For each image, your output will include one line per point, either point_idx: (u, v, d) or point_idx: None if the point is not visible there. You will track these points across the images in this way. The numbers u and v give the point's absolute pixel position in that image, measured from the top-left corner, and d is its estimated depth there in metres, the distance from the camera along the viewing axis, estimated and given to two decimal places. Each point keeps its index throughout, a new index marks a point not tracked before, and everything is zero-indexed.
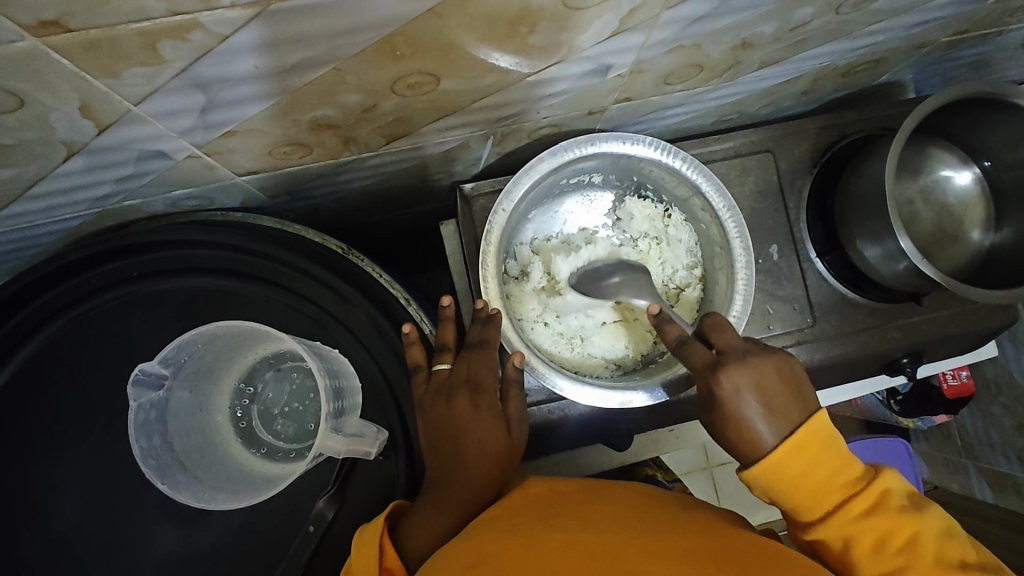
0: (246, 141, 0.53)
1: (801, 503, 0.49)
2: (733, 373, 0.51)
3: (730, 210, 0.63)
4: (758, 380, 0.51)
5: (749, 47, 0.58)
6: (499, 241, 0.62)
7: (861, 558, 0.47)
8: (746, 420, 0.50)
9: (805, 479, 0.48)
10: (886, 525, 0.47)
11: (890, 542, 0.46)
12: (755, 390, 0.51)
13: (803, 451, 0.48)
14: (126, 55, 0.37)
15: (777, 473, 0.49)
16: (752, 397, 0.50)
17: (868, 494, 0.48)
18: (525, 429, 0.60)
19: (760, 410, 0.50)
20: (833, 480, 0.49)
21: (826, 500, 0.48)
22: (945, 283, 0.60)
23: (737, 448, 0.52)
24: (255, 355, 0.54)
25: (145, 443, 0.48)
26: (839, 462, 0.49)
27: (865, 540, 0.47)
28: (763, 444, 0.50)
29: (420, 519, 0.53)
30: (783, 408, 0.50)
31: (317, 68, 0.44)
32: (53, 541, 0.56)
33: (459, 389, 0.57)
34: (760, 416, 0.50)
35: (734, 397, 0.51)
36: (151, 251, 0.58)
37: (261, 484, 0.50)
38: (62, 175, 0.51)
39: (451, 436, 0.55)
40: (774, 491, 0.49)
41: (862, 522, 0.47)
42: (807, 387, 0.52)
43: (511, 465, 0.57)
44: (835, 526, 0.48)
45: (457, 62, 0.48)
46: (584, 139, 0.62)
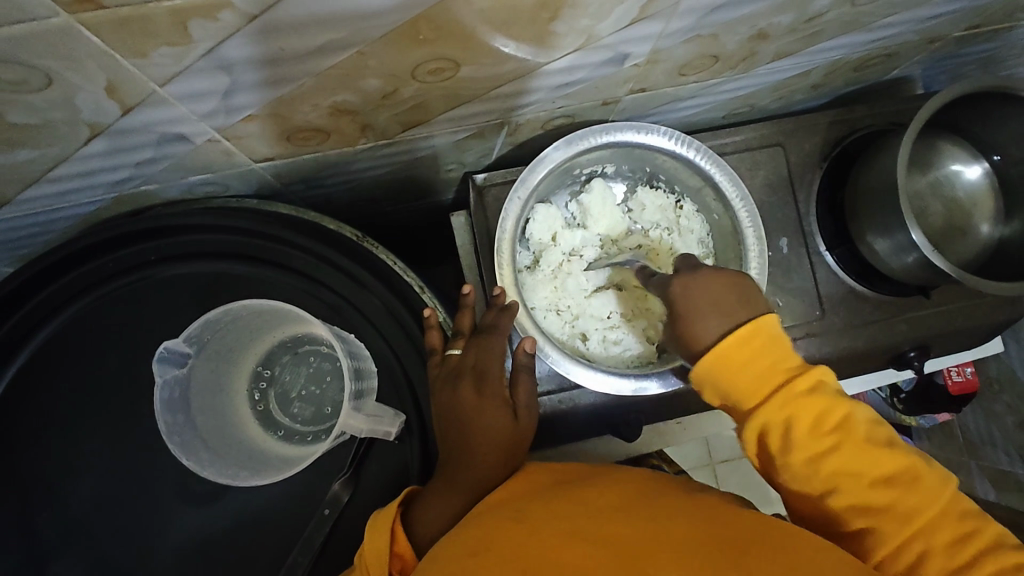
0: (266, 126, 0.53)
1: (740, 385, 0.50)
2: (682, 278, 0.54)
3: (742, 200, 0.64)
4: (711, 286, 0.53)
5: (765, 38, 0.59)
6: (513, 229, 0.63)
7: (800, 432, 0.48)
8: (693, 319, 0.52)
9: (749, 365, 0.50)
10: (816, 403, 0.48)
11: (827, 416, 0.48)
12: (706, 294, 0.53)
13: (747, 344, 0.50)
14: (156, 34, 0.37)
15: (721, 360, 0.50)
16: (703, 299, 0.52)
17: (807, 377, 0.49)
18: (534, 415, 0.60)
19: (705, 310, 0.52)
20: (773, 363, 0.50)
21: (770, 383, 0.49)
22: (956, 274, 0.61)
23: (687, 350, 0.54)
24: (274, 337, 0.55)
25: (169, 419, 0.48)
26: (780, 352, 0.50)
27: (807, 417, 0.48)
28: (710, 342, 0.52)
29: (431, 504, 0.53)
30: (729, 305, 0.52)
31: (340, 51, 0.44)
32: (67, 523, 0.56)
33: (467, 374, 0.56)
34: (707, 314, 0.52)
35: (684, 300, 0.53)
36: (169, 236, 0.59)
37: (283, 463, 0.51)
38: (81, 158, 0.52)
39: (462, 422, 0.55)
40: (716, 379, 0.51)
41: (801, 402, 0.48)
42: (758, 293, 0.53)
43: (519, 451, 0.57)
44: (778, 405, 0.49)
45: (477, 48, 0.48)
46: (599, 128, 0.63)
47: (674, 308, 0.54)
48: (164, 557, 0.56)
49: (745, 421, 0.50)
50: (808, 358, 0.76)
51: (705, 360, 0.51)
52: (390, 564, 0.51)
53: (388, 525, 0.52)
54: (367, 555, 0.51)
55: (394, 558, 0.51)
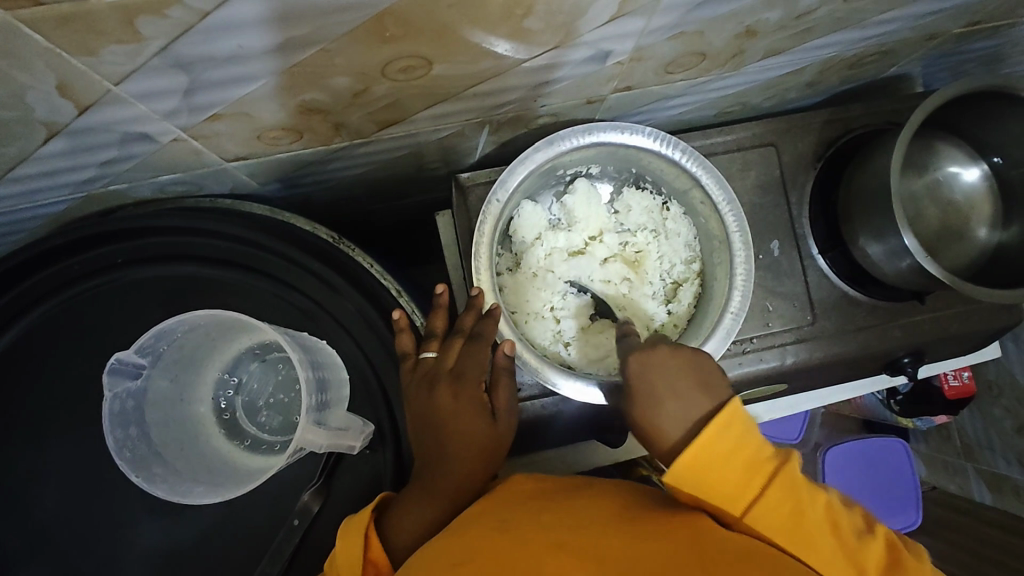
0: (234, 125, 0.52)
1: (716, 489, 0.47)
2: (637, 356, 0.53)
3: (729, 203, 0.62)
4: (673, 367, 0.52)
5: (753, 35, 0.56)
6: (492, 231, 0.61)
7: (805, 535, 0.45)
8: (652, 404, 0.51)
9: (718, 468, 0.47)
10: (797, 500, 0.46)
11: (830, 518, 0.46)
12: (662, 376, 0.51)
13: (711, 440, 0.48)
14: (103, 32, 0.36)
15: (689, 465, 0.47)
16: (666, 382, 0.51)
17: (787, 468, 0.48)
18: (514, 416, 0.58)
19: (669, 396, 0.50)
20: (754, 459, 0.47)
21: (750, 485, 0.47)
22: (950, 282, 0.59)
23: (653, 446, 0.52)
24: (239, 344, 0.53)
25: (120, 434, 0.46)
26: (751, 446, 0.48)
27: (814, 510, 0.46)
28: (672, 436, 0.50)
29: (404, 513, 0.52)
30: (689, 392, 0.50)
31: (303, 48, 0.42)
32: (34, 531, 0.55)
33: (443, 376, 0.55)
34: (671, 403, 0.50)
35: (643, 387, 0.52)
36: (137, 238, 0.57)
37: (243, 476, 0.49)
38: (42, 158, 0.50)
39: (438, 430, 0.54)
40: (688, 487, 0.48)
41: (795, 497, 0.46)
42: (719, 372, 0.52)
43: (497, 455, 0.56)
44: (770, 505, 0.46)
45: (449, 46, 0.46)
46: (582, 128, 0.61)
47: (636, 395, 0.52)
48: (133, 566, 0.55)
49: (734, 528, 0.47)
50: (799, 364, 0.74)
51: (676, 468, 0.48)
52: (363, 570, 0.50)
53: (361, 532, 0.51)
54: (338, 559, 0.51)
55: (367, 564, 0.51)
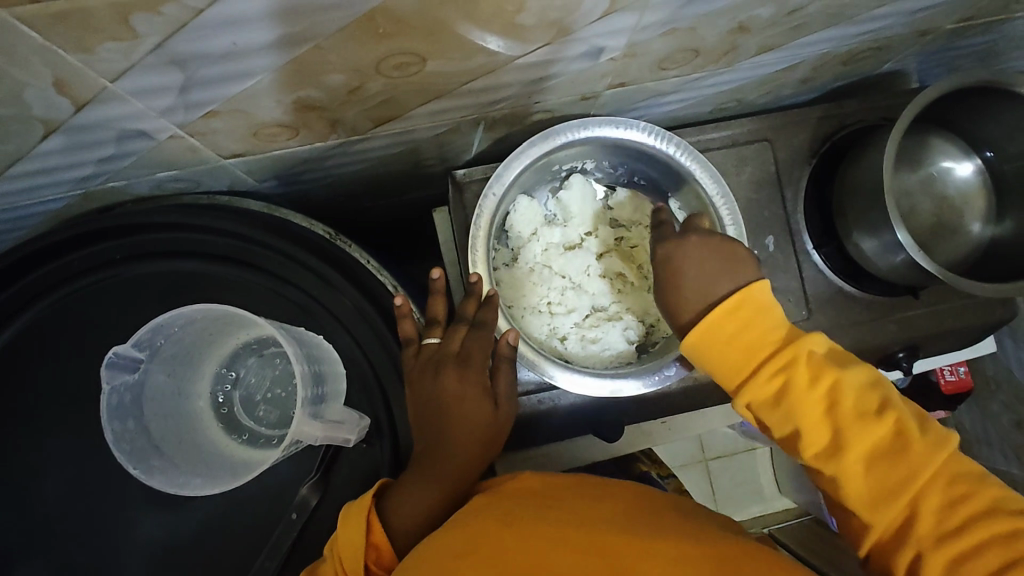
0: (230, 122, 0.52)
1: (738, 363, 0.52)
2: (668, 243, 0.57)
3: (724, 197, 0.62)
4: (707, 248, 0.56)
5: (746, 31, 0.57)
6: (488, 226, 0.61)
7: (807, 414, 0.50)
8: (672, 286, 0.57)
9: (738, 342, 0.52)
10: (807, 375, 0.50)
11: (843, 397, 0.50)
12: (692, 257, 0.56)
13: (736, 317, 0.52)
14: (98, 28, 0.36)
15: (702, 337, 0.53)
16: (698, 262, 0.55)
17: (822, 356, 0.51)
18: (513, 403, 0.59)
19: (701, 273, 0.55)
20: (767, 336, 0.52)
21: (767, 360, 0.51)
22: (943, 276, 0.59)
23: (685, 322, 0.55)
24: (236, 339, 0.54)
25: (118, 427, 0.47)
26: (774, 321, 0.52)
27: (830, 384, 0.50)
28: (709, 298, 0.54)
29: (406, 496, 0.52)
30: (721, 270, 0.54)
31: (298, 45, 0.42)
32: (34, 524, 0.55)
33: (449, 360, 0.56)
34: (691, 285, 0.55)
35: (678, 265, 0.56)
36: (133, 234, 0.57)
37: (240, 468, 0.49)
38: (41, 155, 0.50)
39: (444, 415, 0.54)
40: (705, 359, 0.54)
41: (830, 385, 0.50)
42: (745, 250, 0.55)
43: (494, 443, 0.57)
44: (800, 387, 0.50)
45: (443, 42, 0.46)
46: (576, 123, 0.61)
47: (666, 272, 0.57)
48: (133, 560, 0.55)
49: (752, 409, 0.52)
50: None
51: (693, 337, 0.53)
52: (365, 554, 0.50)
53: (363, 518, 0.51)
54: (341, 547, 0.51)
55: (369, 548, 0.51)
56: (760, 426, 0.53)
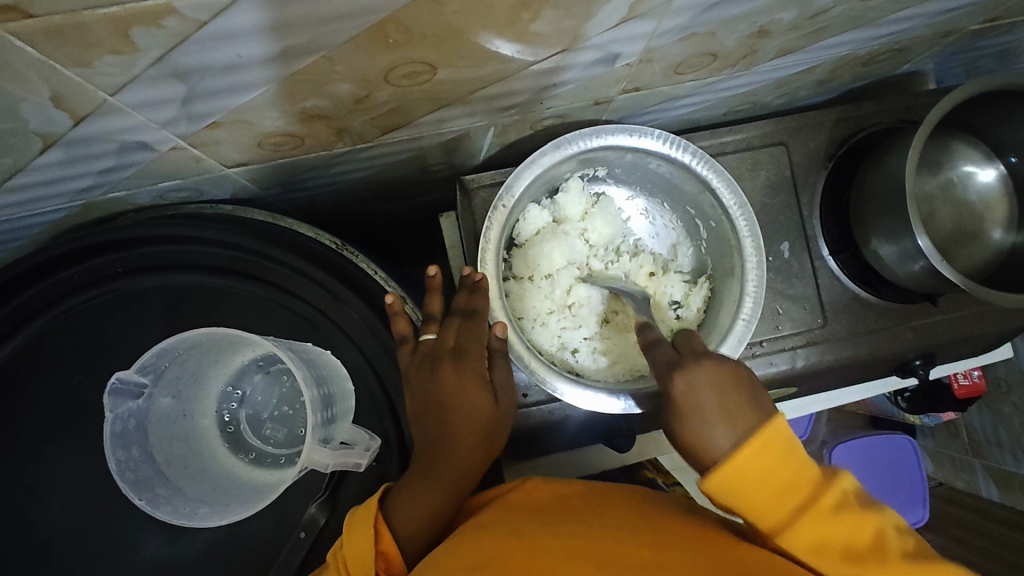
0: (234, 132, 0.50)
1: (759, 504, 0.44)
2: (685, 373, 0.48)
3: (741, 207, 0.60)
4: (713, 385, 0.47)
5: (766, 35, 0.55)
6: (498, 237, 0.59)
7: (809, 546, 0.43)
8: (698, 422, 0.47)
9: (761, 482, 0.44)
10: (854, 527, 0.43)
11: (868, 545, 0.43)
12: (711, 393, 0.47)
13: (755, 451, 0.44)
14: (96, 43, 0.34)
15: (729, 475, 0.44)
16: (710, 397, 0.47)
17: (830, 495, 0.44)
18: (513, 394, 0.59)
19: (714, 406, 0.46)
20: (799, 476, 0.44)
21: (791, 502, 0.44)
22: (966, 287, 0.58)
23: (697, 460, 0.48)
24: (243, 358, 0.52)
25: (121, 455, 0.46)
26: (794, 461, 0.44)
27: (843, 538, 0.43)
28: (716, 447, 0.46)
29: (408, 497, 0.52)
30: (735, 410, 0.46)
31: (304, 56, 0.41)
32: (38, 543, 0.54)
33: (444, 354, 0.55)
34: (715, 418, 0.46)
35: (688, 400, 0.48)
36: (134, 247, 0.56)
37: (248, 493, 0.48)
38: (39, 168, 0.49)
39: (443, 411, 0.54)
40: (728, 497, 0.45)
41: (825, 526, 0.43)
42: (761, 387, 0.48)
43: (496, 434, 0.56)
44: (808, 529, 0.43)
45: (455, 50, 0.45)
46: (590, 131, 0.59)
47: (679, 411, 0.48)
48: None
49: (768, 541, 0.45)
50: (809, 367, 0.73)
51: (719, 471, 0.44)
52: (375, 564, 0.50)
53: (370, 525, 0.50)
54: (347, 551, 0.50)
55: (379, 558, 0.50)
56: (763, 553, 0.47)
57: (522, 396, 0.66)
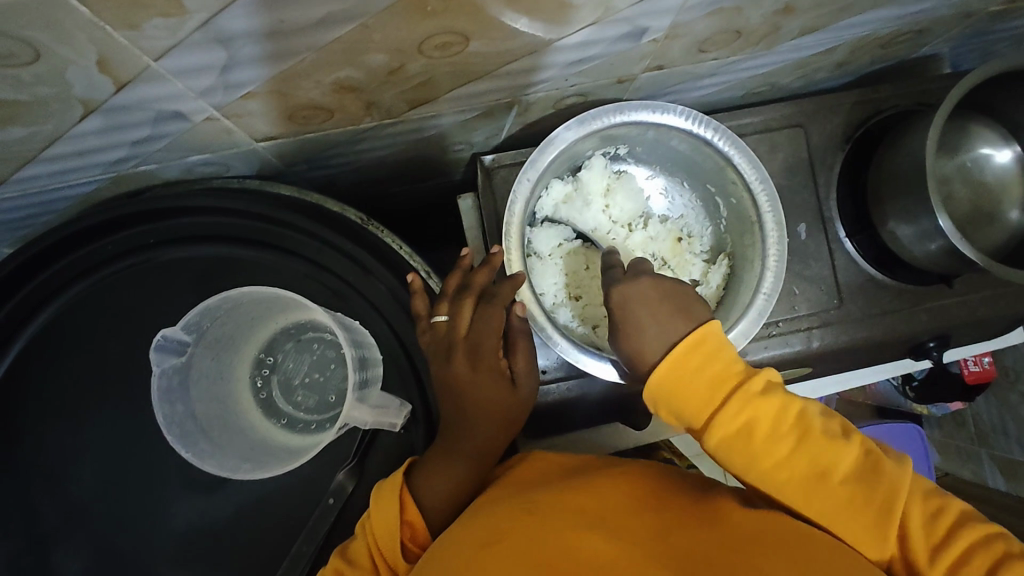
0: (267, 103, 0.51)
1: (686, 400, 0.48)
2: (620, 286, 0.53)
3: (763, 183, 0.61)
4: (648, 298, 0.52)
5: (791, 11, 0.56)
6: (523, 212, 0.60)
7: (736, 418, 0.48)
8: (634, 330, 0.51)
9: (691, 382, 0.48)
10: (779, 408, 0.48)
11: (786, 426, 0.48)
12: (643, 301, 0.52)
13: (688, 353, 0.49)
14: (148, 4, 0.35)
15: (665, 376, 0.49)
16: (646, 311, 0.51)
17: (754, 380, 0.49)
18: (533, 379, 0.58)
19: (646, 317, 0.51)
20: (724, 370, 0.49)
21: (717, 395, 0.48)
22: (985, 263, 0.58)
23: (639, 375, 0.52)
24: (277, 324, 0.53)
25: (168, 410, 0.47)
26: (722, 357, 0.49)
27: (765, 419, 0.48)
28: (650, 359, 0.50)
29: (431, 478, 0.52)
30: (669, 319, 0.50)
31: (343, 24, 0.42)
32: (70, 507, 0.55)
33: (460, 346, 0.54)
34: (646, 320, 0.51)
35: (624, 311, 0.52)
36: (168, 218, 0.57)
37: (287, 454, 0.50)
38: (77, 136, 0.50)
39: (460, 399, 0.53)
40: (664, 397, 0.49)
41: (755, 404, 0.48)
42: (695, 296, 0.52)
43: (514, 418, 0.56)
44: (734, 409, 0.48)
45: (488, 21, 0.45)
46: (613, 107, 0.60)
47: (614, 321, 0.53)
48: (168, 546, 0.55)
49: (701, 435, 0.49)
50: (825, 347, 0.74)
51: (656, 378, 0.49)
52: (400, 531, 0.51)
53: (396, 496, 0.52)
54: (375, 524, 0.51)
55: (404, 526, 0.52)
56: (702, 451, 0.51)
57: (540, 373, 0.67)
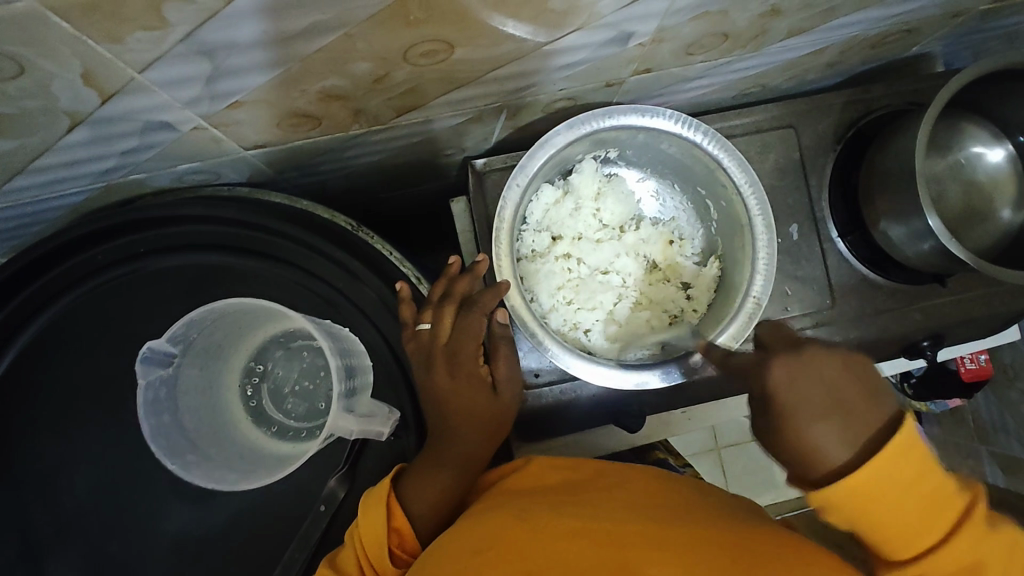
0: (254, 112, 0.51)
1: (881, 522, 0.40)
2: (777, 365, 0.43)
3: (752, 186, 0.61)
4: (822, 391, 0.41)
5: (778, 14, 0.55)
6: (511, 218, 0.60)
7: (949, 550, 0.41)
8: (798, 419, 0.41)
9: (891, 501, 0.40)
10: (1000, 549, 0.41)
11: (1015, 567, 0.41)
12: (821, 390, 0.41)
13: (882, 465, 0.39)
14: (129, 18, 0.35)
15: (851, 488, 0.39)
16: (811, 400, 0.41)
17: (974, 519, 0.41)
18: (516, 384, 0.59)
19: (813, 398, 0.41)
20: (938, 492, 0.41)
21: (927, 533, 0.41)
22: (976, 264, 0.58)
23: (795, 470, 0.42)
24: (265, 332, 0.54)
25: (154, 422, 0.46)
26: (928, 472, 0.40)
27: (995, 563, 0.40)
28: (832, 459, 0.40)
29: (418, 485, 0.53)
30: (852, 418, 0.40)
31: (326, 33, 0.42)
32: (63, 516, 0.55)
33: (439, 353, 0.54)
34: (816, 416, 0.40)
35: (792, 393, 0.41)
36: (157, 227, 0.57)
37: (275, 462, 0.50)
38: (64, 147, 0.50)
39: (445, 406, 0.54)
40: (838, 514, 0.41)
41: (984, 546, 0.41)
42: (879, 375, 0.42)
43: (499, 425, 0.57)
44: (952, 557, 0.40)
45: (473, 28, 0.45)
46: (602, 111, 0.60)
47: (772, 408, 0.42)
48: (161, 553, 0.56)
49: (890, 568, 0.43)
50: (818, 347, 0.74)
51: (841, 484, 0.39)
52: (388, 538, 0.51)
53: (384, 502, 0.52)
54: (363, 532, 0.51)
55: (392, 533, 0.52)
56: None
57: (533, 376, 0.67)
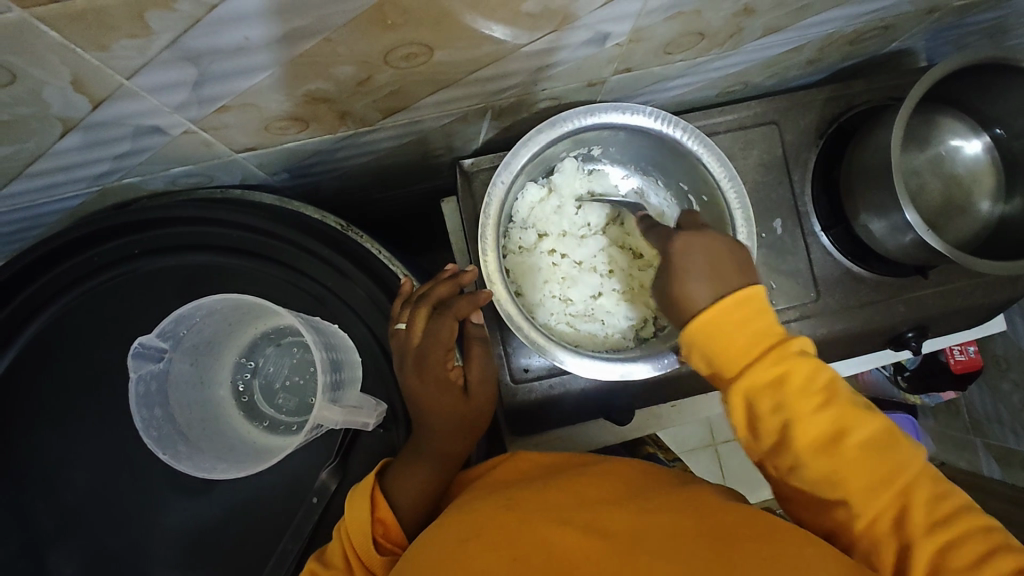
0: (242, 116, 0.53)
1: (725, 347, 0.50)
2: (682, 237, 0.54)
3: (731, 180, 0.62)
4: (708, 254, 0.53)
5: (751, 12, 0.57)
6: (497, 214, 0.61)
7: (761, 369, 0.49)
8: (687, 275, 0.52)
9: (733, 329, 0.50)
10: (808, 369, 0.48)
11: (814, 390, 0.48)
12: (704, 256, 0.53)
13: (731, 308, 0.50)
14: (113, 27, 0.37)
15: (708, 325, 0.50)
16: (701, 262, 0.53)
17: (789, 346, 0.50)
18: (491, 383, 0.61)
19: (704, 270, 0.52)
20: (765, 330, 0.50)
21: (751, 352, 0.49)
22: (953, 256, 0.59)
23: (677, 317, 0.54)
24: (256, 329, 0.56)
25: (146, 414, 0.49)
26: (764, 321, 0.50)
27: (797, 377, 0.48)
28: (696, 303, 0.52)
29: (400, 477, 0.54)
30: (724, 273, 0.52)
31: (307, 38, 0.43)
32: (63, 511, 0.57)
33: (407, 358, 0.55)
34: (703, 274, 0.52)
35: (682, 257, 0.53)
36: (152, 229, 0.59)
37: (262, 454, 0.52)
38: (59, 152, 0.51)
39: (422, 405, 0.56)
40: (697, 342, 0.51)
41: (788, 362, 0.49)
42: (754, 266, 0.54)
43: (476, 419, 0.59)
44: (765, 368, 0.49)
45: (451, 32, 0.47)
46: (583, 110, 0.61)
47: (670, 266, 0.54)
48: (158, 546, 0.57)
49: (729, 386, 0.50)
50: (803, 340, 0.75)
51: (695, 322, 0.51)
52: (372, 528, 0.53)
53: (369, 496, 0.53)
54: (348, 527, 0.53)
55: (376, 523, 0.53)
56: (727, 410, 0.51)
57: (523, 370, 0.68)
